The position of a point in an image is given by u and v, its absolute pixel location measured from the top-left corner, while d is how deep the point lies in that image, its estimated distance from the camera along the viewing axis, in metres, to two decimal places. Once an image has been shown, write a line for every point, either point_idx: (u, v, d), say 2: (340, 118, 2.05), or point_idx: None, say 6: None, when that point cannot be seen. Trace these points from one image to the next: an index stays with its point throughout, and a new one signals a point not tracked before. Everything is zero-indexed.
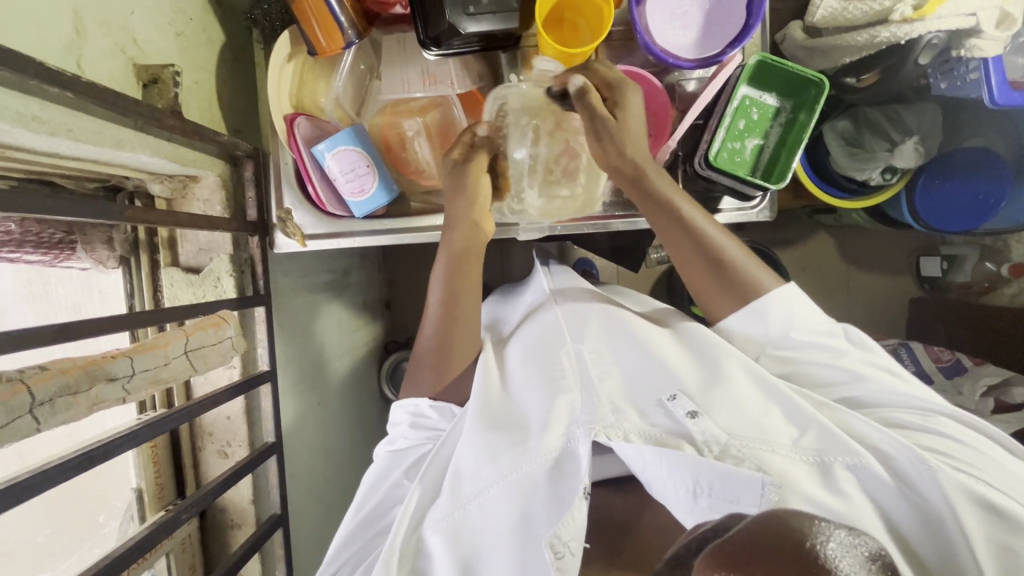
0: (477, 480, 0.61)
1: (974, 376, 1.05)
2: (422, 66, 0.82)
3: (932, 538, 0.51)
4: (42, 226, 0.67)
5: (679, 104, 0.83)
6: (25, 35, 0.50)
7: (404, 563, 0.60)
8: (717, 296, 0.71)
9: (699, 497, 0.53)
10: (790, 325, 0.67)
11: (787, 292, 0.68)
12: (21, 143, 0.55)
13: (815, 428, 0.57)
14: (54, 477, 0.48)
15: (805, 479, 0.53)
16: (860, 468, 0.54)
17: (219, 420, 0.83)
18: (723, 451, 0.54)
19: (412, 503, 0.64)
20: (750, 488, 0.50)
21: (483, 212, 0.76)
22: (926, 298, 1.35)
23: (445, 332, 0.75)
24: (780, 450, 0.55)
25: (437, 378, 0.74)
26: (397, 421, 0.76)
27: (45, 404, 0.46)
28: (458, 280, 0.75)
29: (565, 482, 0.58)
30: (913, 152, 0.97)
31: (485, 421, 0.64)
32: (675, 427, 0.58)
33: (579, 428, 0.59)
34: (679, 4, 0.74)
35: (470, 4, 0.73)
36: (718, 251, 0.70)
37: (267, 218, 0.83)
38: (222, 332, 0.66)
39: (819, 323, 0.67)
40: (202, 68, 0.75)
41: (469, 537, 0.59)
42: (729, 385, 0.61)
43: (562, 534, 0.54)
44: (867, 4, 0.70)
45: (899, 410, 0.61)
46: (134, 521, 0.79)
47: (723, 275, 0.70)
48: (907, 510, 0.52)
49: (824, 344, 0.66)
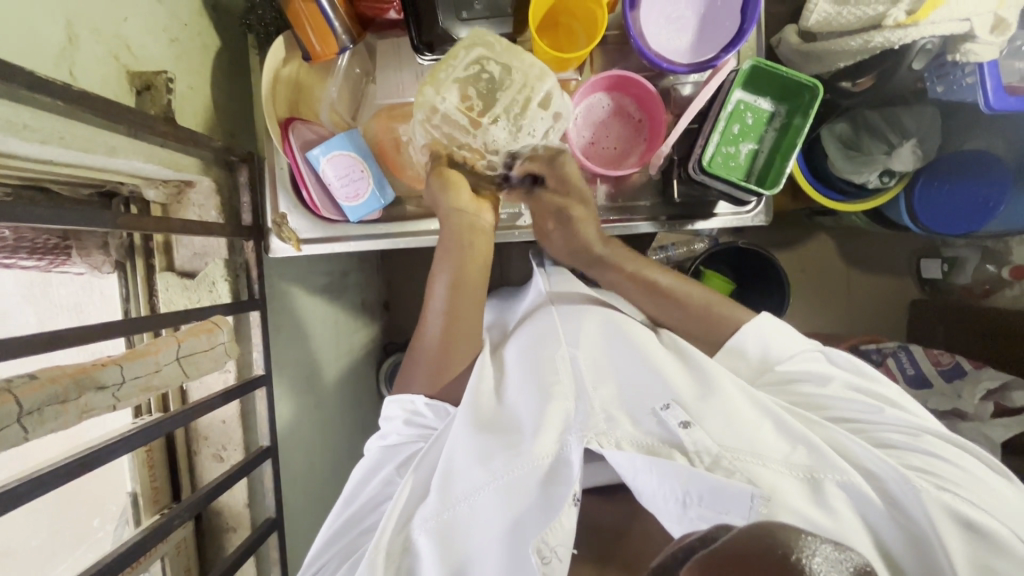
0: (467, 481, 0.61)
1: (973, 380, 1.05)
2: (417, 70, 0.85)
3: (919, 555, 0.51)
4: (36, 232, 0.67)
5: (674, 109, 0.82)
6: (16, 45, 0.51)
7: (390, 561, 0.60)
8: (691, 333, 0.77)
9: (688, 507, 0.53)
10: (771, 359, 0.69)
11: (763, 325, 0.70)
12: (13, 151, 0.55)
13: (806, 444, 0.57)
14: (44, 485, 0.48)
15: (795, 495, 0.53)
16: (849, 486, 0.53)
17: (214, 424, 0.83)
18: (714, 462, 0.55)
19: (400, 503, 0.64)
20: (739, 500, 0.51)
21: (467, 212, 0.74)
22: (927, 300, 1.34)
23: (450, 325, 0.74)
24: (771, 463, 0.55)
25: (438, 372, 0.74)
26: (391, 416, 0.74)
27: (34, 413, 0.46)
28: (461, 272, 0.74)
29: (556, 487, 0.59)
30: (911, 155, 0.96)
31: (478, 422, 0.64)
32: (667, 436, 0.58)
33: (573, 435, 0.60)
34: (674, 7, 0.75)
35: (463, 9, 0.74)
36: (678, 299, 0.78)
37: (262, 222, 0.83)
38: (215, 338, 0.66)
39: (802, 349, 0.68)
40: (197, 73, 0.76)
41: (458, 542, 0.59)
42: (721, 395, 0.61)
43: (550, 539, 0.55)
44: (861, 9, 0.71)
45: (891, 430, 0.60)
46: (129, 525, 0.79)
47: (688, 317, 0.77)
48: (893, 529, 0.52)
49: (812, 373, 0.67)
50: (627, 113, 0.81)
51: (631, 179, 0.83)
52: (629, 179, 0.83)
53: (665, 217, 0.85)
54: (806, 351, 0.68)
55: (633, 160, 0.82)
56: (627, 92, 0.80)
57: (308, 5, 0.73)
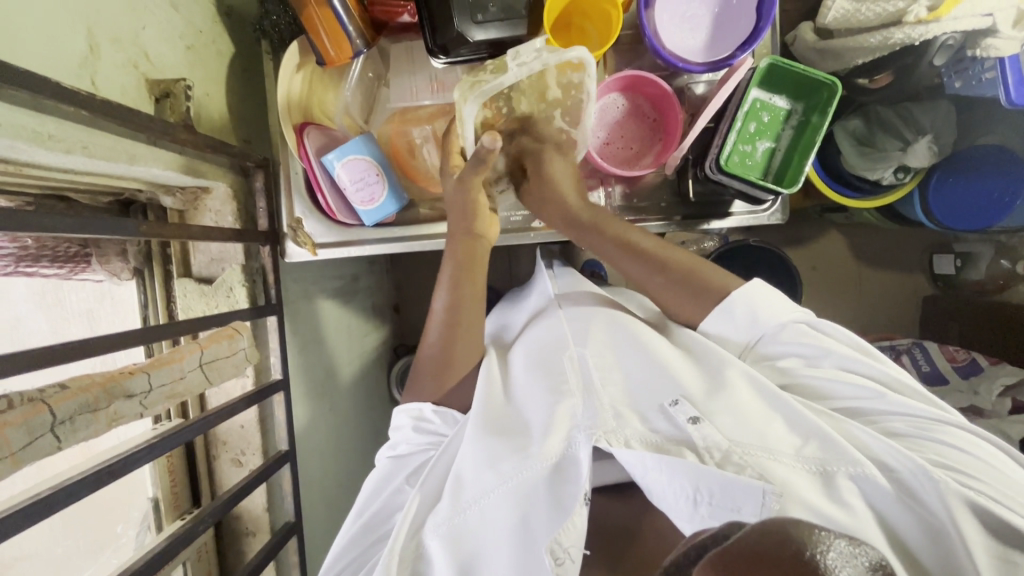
0: (477, 484, 0.60)
1: (990, 376, 1.04)
2: (430, 73, 0.83)
3: (933, 546, 0.50)
4: (59, 241, 0.68)
5: (689, 108, 0.82)
6: (40, 54, 0.51)
7: (404, 565, 0.59)
8: (686, 305, 0.71)
9: (699, 504, 0.52)
10: (765, 335, 0.67)
11: (750, 289, 0.67)
12: (36, 160, 0.55)
13: (817, 436, 0.56)
14: (76, 493, 0.49)
15: (807, 488, 0.52)
16: (862, 478, 0.53)
17: (233, 429, 0.83)
18: (725, 457, 0.54)
19: (412, 510, 0.63)
20: (752, 496, 0.50)
21: (481, 218, 0.76)
22: (939, 296, 1.34)
23: (449, 337, 0.73)
24: (783, 458, 0.55)
25: (438, 383, 0.72)
26: (400, 425, 0.72)
27: (66, 423, 0.47)
28: (461, 291, 0.74)
29: (565, 487, 0.57)
30: (927, 151, 0.95)
31: (487, 428, 0.63)
32: (676, 433, 0.58)
33: (581, 433, 0.58)
34: (688, 7, 0.74)
35: (478, 11, 0.73)
36: (661, 259, 0.72)
37: (277, 227, 0.83)
38: (235, 344, 0.68)
39: (790, 318, 0.66)
40: (212, 79, 0.76)
41: (468, 543, 0.58)
42: (730, 391, 0.61)
43: (563, 539, 0.53)
44: (880, 5, 0.69)
45: (899, 419, 0.60)
46: (151, 530, 0.80)
47: (675, 281, 0.71)
48: (910, 521, 0.52)
49: (804, 349, 0.64)
50: (642, 112, 0.81)
51: (646, 178, 0.83)
52: (643, 180, 0.83)
53: (680, 216, 0.84)
54: (795, 322, 0.66)
55: (648, 160, 0.81)
56: (641, 92, 0.80)
57: (323, 10, 0.74)
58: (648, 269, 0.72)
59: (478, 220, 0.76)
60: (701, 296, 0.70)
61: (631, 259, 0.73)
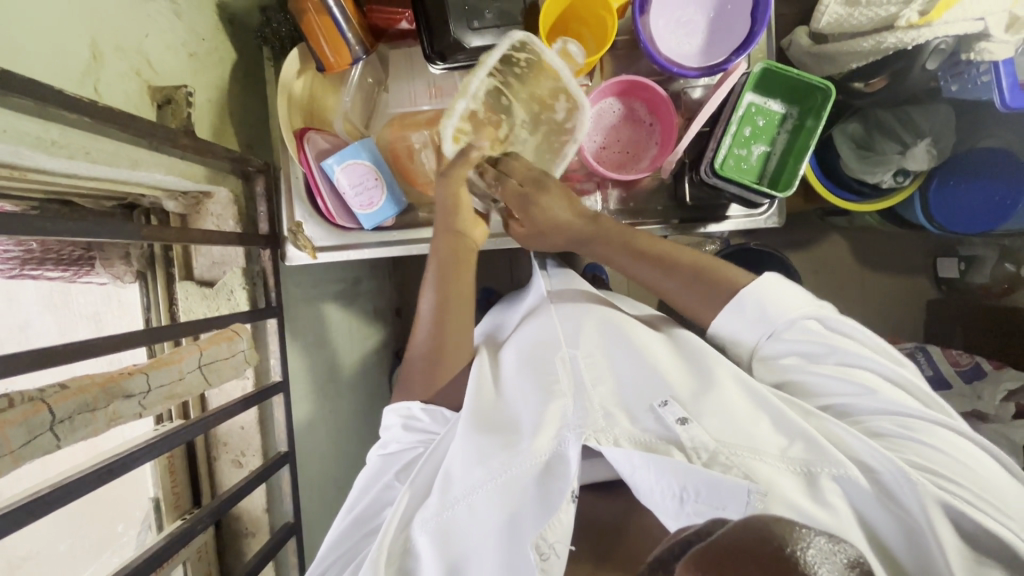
0: (466, 481, 0.60)
1: (993, 381, 1.03)
2: (428, 79, 0.85)
3: (910, 548, 0.51)
4: (63, 244, 0.69)
5: (685, 112, 0.83)
6: (45, 63, 0.52)
7: (391, 561, 0.60)
8: (701, 303, 0.71)
9: (685, 502, 0.52)
10: (773, 332, 0.66)
11: (762, 285, 0.67)
12: (41, 166, 0.57)
13: (802, 437, 0.57)
14: (76, 491, 0.50)
15: (790, 488, 0.52)
16: (845, 480, 0.53)
17: (233, 430, 0.84)
18: (711, 458, 0.54)
19: (402, 505, 0.64)
20: (736, 495, 0.50)
21: (468, 219, 0.75)
22: (944, 300, 1.32)
23: (438, 335, 0.72)
24: (768, 458, 0.55)
25: (430, 382, 0.72)
26: (390, 424, 0.73)
27: (65, 422, 0.48)
28: (449, 289, 0.73)
29: (553, 485, 0.58)
30: (925, 154, 0.95)
31: (477, 425, 0.63)
32: (664, 433, 0.57)
33: (570, 431, 0.59)
34: (684, 12, 0.75)
35: (474, 19, 0.74)
36: (673, 262, 0.72)
37: (278, 231, 0.85)
38: (234, 346, 0.68)
39: (800, 314, 0.65)
40: (214, 85, 0.77)
41: (456, 539, 0.59)
42: (718, 392, 0.61)
43: (548, 536, 0.54)
44: (873, 10, 0.71)
45: (878, 419, 0.60)
46: (152, 529, 0.81)
47: (689, 281, 0.71)
48: (889, 523, 0.52)
49: (810, 346, 0.64)
50: (638, 117, 0.82)
51: (642, 183, 0.84)
52: (640, 184, 0.83)
53: (677, 220, 0.85)
54: (805, 319, 0.65)
55: (645, 164, 0.82)
56: (637, 97, 0.81)
57: (321, 16, 0.75)
58: (660, 269, 0.72)
59: (465, 221, 0.75)
60: (715, 292, 0.69)
61: (641, 262, 0.73)
